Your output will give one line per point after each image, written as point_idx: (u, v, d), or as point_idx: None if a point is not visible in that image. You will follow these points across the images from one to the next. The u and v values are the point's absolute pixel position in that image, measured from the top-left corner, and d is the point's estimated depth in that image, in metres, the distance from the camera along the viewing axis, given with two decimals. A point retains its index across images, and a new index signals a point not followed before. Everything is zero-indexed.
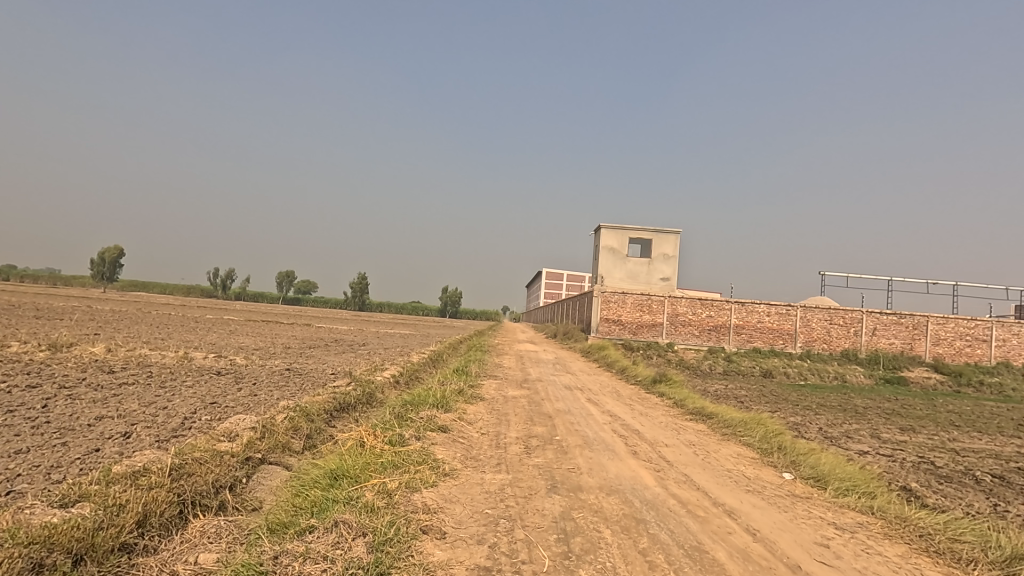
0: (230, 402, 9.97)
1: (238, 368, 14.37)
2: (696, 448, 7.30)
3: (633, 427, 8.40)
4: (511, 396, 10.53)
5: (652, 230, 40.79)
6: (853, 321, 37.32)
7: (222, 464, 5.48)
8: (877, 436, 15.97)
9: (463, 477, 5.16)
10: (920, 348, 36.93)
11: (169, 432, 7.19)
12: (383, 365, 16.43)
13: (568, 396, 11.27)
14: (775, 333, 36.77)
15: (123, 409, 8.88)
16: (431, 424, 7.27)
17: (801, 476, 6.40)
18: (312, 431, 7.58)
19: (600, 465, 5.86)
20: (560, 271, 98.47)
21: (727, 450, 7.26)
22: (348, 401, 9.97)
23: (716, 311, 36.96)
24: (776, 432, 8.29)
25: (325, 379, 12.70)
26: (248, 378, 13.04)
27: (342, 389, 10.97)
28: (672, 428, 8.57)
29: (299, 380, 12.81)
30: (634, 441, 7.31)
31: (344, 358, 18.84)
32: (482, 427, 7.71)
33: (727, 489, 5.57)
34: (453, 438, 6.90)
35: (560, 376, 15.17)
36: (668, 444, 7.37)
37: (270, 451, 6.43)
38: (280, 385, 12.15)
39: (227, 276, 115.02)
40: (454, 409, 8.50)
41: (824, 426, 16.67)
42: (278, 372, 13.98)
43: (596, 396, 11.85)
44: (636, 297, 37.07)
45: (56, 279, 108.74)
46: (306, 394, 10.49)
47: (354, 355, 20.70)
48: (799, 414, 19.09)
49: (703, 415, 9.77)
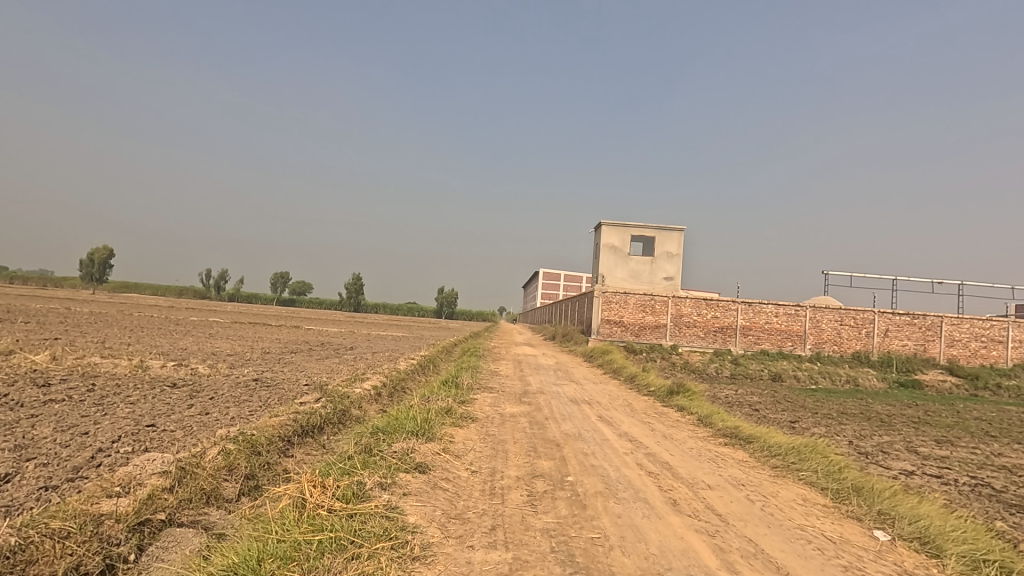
0: (170, 425, 8.23)
1: (198, 379, 12.58)
2: (748, 491, 5.66)
3: (662, 459, 6.74)
4: (510, 415, 8.90)
5: (655, 228, 39.23)
6: (865, 322, 35.82)
7: (93, 538, 3.80)
8: (915, 450, 14.36)
9: (438, 563, 3.48)
10: (934, 350, 35.45)
11: (63, 474, 5.47)
12: (364, 374, 14.66)
13: (575, 413, 9.57)
14: (784, 335, 35.21)
15: (27, 437, 7.10)
16: (406, 463, 5.60)
17: (903, 536, 4.76)
18: (256, 471, 5.92)
19: (634, 533, 4.22)
20: (559, 271, 97.05)
21: (788, 494, 5.64)
22: (311, 425, 8.21)
23: (722, 312, 35.38)
24: (840, 464, 6.61)
25: (292, 393, 10.92)
26: (205, 392, 11.21)
27: (309, 406, 9.29)
28: (708, 459, 6.95)
29: (263, 394, 11.06)
30: (670, 483, 5.69)
31: (325, 366, 17.07)
32: (473, 463, 6.06)
33: (816, 567, 3.95)
34: (433, 485, 5.20)
35: (563, 386, 13.50)
36: (712, 486, 5.75)
37: (182, 508, 4.69)
38: (239, 401, 10.41)
39: (220, 276, 112.96)
40: (438, 438, 6.77)
41: (855, 439, 15.04)
42: (243, 384, 12.19)
43: (608, 411, 10.25)
44: (639, 297, 35.46)
45: (44, 279, 106.56)
46: (264, 415, 8.71)
47: (336, 361, 18.93)
48: (824, 425, 17.41)
49: (740, 439, 8.11)
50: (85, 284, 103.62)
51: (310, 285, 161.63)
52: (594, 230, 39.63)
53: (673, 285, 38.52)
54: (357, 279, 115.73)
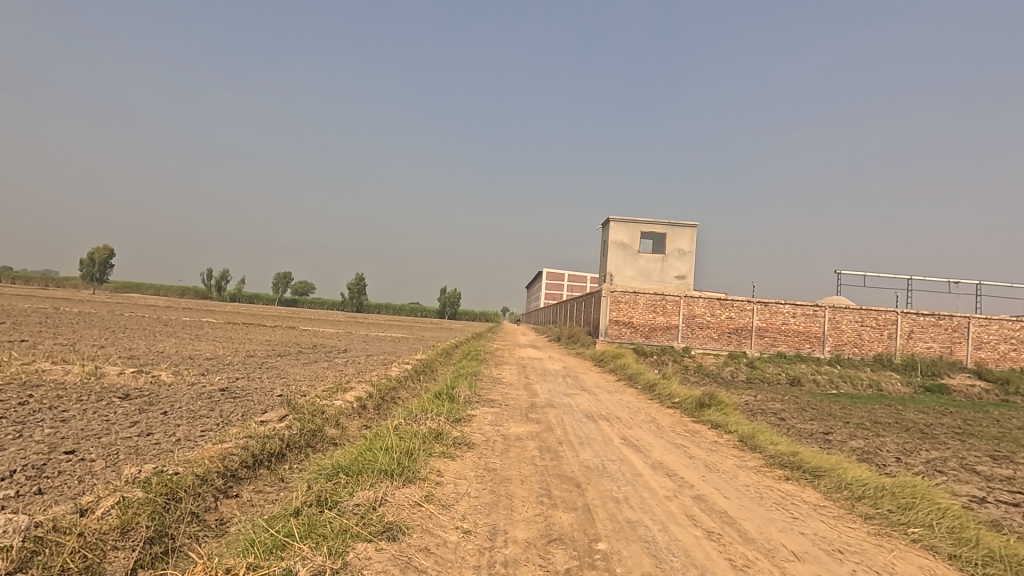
0: (91, 453, 6.56)
1: (157, 389, 10.90)
2: (855, 566, 3.98)
3: (717, 508, 5.06)
4: (514, 439, 7.23)
5: (665, 224, 37.47)
6: (887, 323, 34.06)
7: None
8: (974, 468, 12.65)
9: None
10: (960, 353, 33.65)
11: None
12: (349, 382, 12.99)
13: (594, 434, 7.88)
14: (802, 337, 33.47)
15: None
16: (369, 527, 3.98)
17: None
18: (162, 534, 4.27)
19: None
20: (562, 271, 95.50)
21: (909, 570, 3.99)
22: (265, 452, 6.57)
23: (737, 312, 33.63)
24: (960, 518, 4.95)
25: (259, 408, 9.27)
26: (158, 407, 9.54)
27: (271, 426, 7.63)
28: (776, 507, 5.27)
29: (225, 408, 9.43)
30: (742, 554, 4.01)
31: (310, 372, 15.43)
32: (464, 520, 4.42)
33: None
34: (403, 564, 3.54)
35: (574, 397, 11.82)
36: (801, 556, 4.08)
37: None
38: (193, 418, 8.77)
39: (221, 276, 111.74)
40: (419, 480, 5.12)
41: (901, 456, 13.36)
42: (206, 396, 10.50)
43: (633, 431, 8.58)
44: (650, 297, 33.75)
45: (47, 280, 106.23)
46: (210, 438, 7.06)
47: (324, 366, 17.26)
48: (862, 438, 15.69)
49: (808, 473, 6.44)
50: (85, 284, 102.54)
51: (311, 286, 160.73)
52: (602, 226, 37.96)
53: (685, 285, 36.79)
54: (358, 279, 114.42)
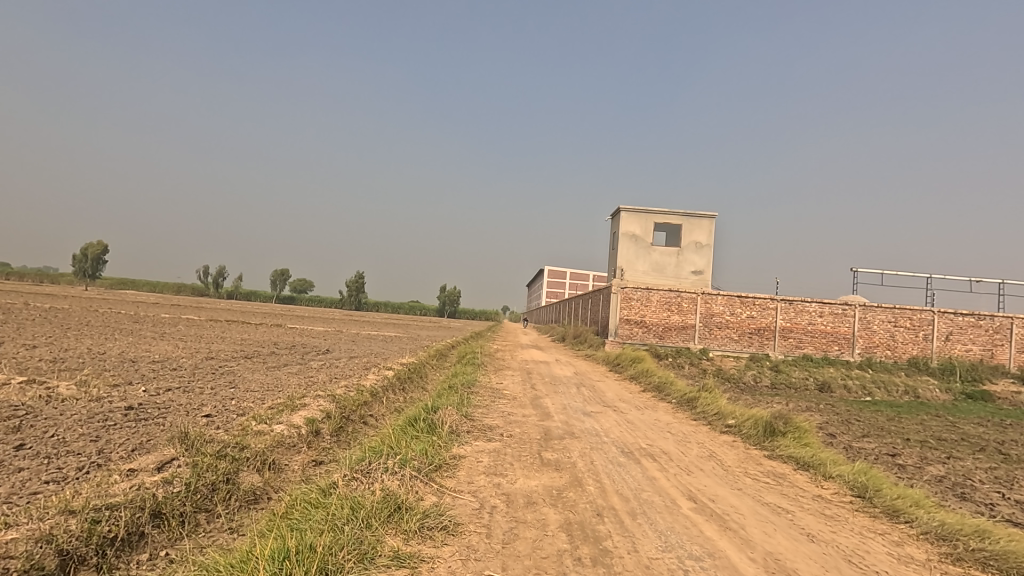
0: None
1: (38, 408, 8.03)
2: None
3: None
4: (525, 508, 4.45)
5: (680, 215, 34.73)
6: (922, 324, 31.23)
7: None
8: None
9: None
10: (1003, 356, 30.72)
11: None
12: (307, 395, 10.15)
13: (647, 492, 5.11)
14: (829, 338, 30.65)
15: None
16: None
17: None
18: None
19: None
20: (564, 271, 93.00)
21: None
22: (95, 541, 3.76)
23: (759, 311, 30.81)
24: None
25: (154, 441, 6.39)
26: (18, 437, 6.69)
27: (138, 481, 4.78)
28: None
29: (111, 441, 6.57)
30: None
31: (269, 381, 12.58)
32: None
33: None
34: None
35: (599, 418, 9.04)
36: None
37: None
38: (49, 459, 5.91)
39: (217, 274, 108.95)
40: None
41: (1002, 490, 10.61)
42: (99, 419, 7.64)
43: (695, 480, 5.80)
44: (664, 294, 30.96)
45: (41, 275, 104.01)
46: (22, 507, 4.25)
47: (291, 371, 14.42)
48: (938, 463, 12.86)
49: None
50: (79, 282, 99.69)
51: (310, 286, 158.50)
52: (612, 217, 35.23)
53: (701, 281, 34.01)
54: (356, 278, 111.67)
